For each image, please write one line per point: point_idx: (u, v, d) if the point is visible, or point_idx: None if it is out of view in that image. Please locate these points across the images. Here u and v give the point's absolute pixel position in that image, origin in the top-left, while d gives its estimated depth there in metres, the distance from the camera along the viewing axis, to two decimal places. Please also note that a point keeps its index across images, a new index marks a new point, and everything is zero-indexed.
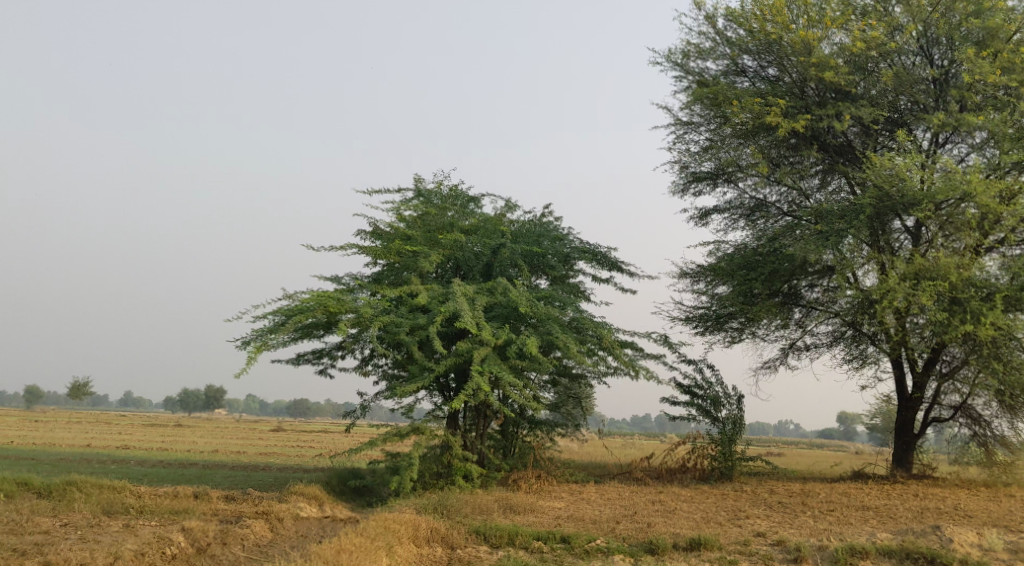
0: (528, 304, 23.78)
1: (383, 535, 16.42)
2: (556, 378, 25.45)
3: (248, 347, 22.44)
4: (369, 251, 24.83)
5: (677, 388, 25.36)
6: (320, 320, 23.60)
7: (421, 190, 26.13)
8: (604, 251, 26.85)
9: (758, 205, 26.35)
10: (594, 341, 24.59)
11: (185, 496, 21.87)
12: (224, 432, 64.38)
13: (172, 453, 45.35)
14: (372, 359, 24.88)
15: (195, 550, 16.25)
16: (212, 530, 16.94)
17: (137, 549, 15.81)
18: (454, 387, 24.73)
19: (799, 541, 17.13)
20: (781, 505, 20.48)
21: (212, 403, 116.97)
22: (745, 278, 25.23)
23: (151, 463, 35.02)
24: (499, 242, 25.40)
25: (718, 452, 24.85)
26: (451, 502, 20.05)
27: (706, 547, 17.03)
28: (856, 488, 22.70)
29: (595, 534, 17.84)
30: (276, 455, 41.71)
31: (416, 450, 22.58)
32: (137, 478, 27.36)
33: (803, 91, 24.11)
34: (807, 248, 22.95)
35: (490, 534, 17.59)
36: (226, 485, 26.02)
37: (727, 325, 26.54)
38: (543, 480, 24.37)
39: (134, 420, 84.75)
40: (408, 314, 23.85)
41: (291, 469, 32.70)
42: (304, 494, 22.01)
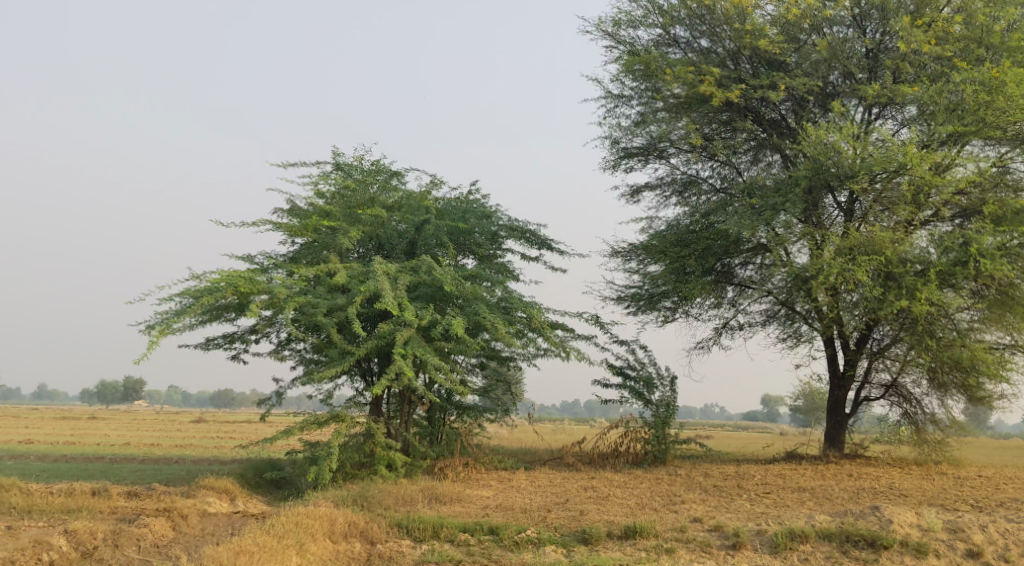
0: (453, 283, 22.64)
1: (294, 532, 15.18)
2: (484, 361, 24.40)
3: (151, 331, 20.94)
4: (284, 228, 23.44)
5: (608, 370, 24.48)
6: (231, 302, 22.15)
7: (341, 165, 24.77)
8: (533, 229, 25.85)
9: (691, 180, 25.60)
10: (524, 321, 23.60)
11: (83, 494, 20.36)
12: (139, 425, 61.80)
13: (82, 446, 43.25)
14: (289, 343, 23.53)
15: (81, 554, 14.83)
16: (102, 531, 15.51)
17: (8, 557, 14.33)
18: (377, 372, 23.50)
19: (737, 526, 16.29)
20: (716, 488, 19.72)
21: (130, 394, 113.37)
22: (678, 256, 24.47)
23: (55, 459, 33.04)
24: (424, 218, 24.21)
25: (651, 435, 24.09)
26: (371, 493, 18.84)
27: (642, 535, 16.13)
28: (792, 469, 22.10)
29: (525, 524, 16.80)
30: (189, 448, 39.81)
31: (335, 439, 21.30)
32: (37, 475, 25.64)
33: (736, 63, 23.33)
34: (741, 224, 22.24)
35: (413, 527, 16.43)
36: (133, 480, 24.47)
37: (660, 305, 25.77)
38: (470, 467, 23.30)
39: (47, 413, 81.49)
40: (326, 294, 22.52)
41: (208, 460, 31.18)
42: (214, 487, 20.64)
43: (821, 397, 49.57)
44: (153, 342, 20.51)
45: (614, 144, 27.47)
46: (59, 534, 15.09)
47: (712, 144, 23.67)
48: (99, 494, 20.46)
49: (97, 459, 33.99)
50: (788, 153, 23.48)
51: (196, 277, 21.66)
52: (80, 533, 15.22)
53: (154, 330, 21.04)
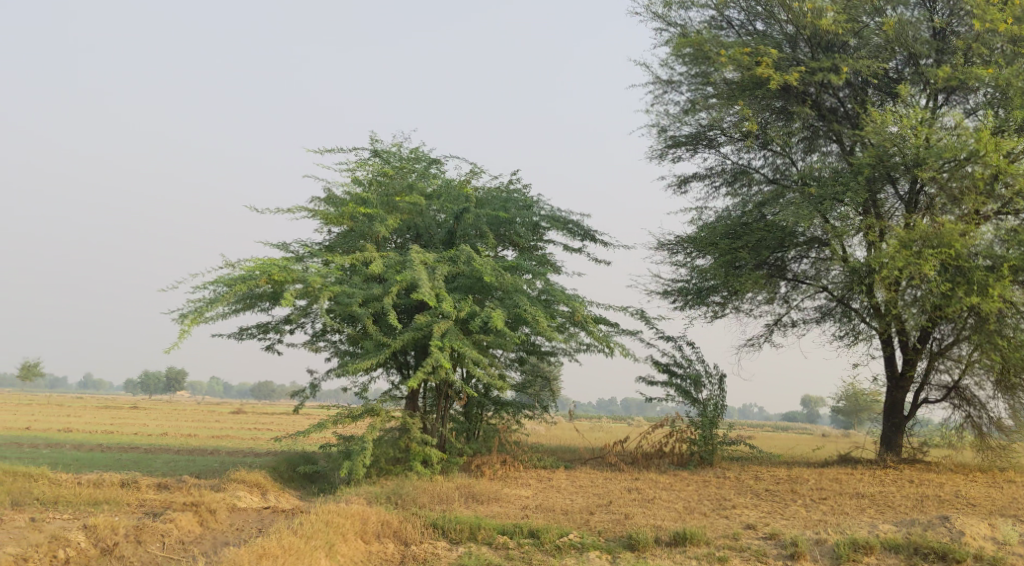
0: (493, 274, 21.71)
1: (323, 532, 14.37)
2: (524, 356, 23.50)
3: (183, 320, 20.30)
4: (320, 216, 22.71)
5: (654, 367, 23.47)
6: (265, 291, 21.42)
7: (378, 152, 24.00)
8: (577, 219, 24.88)
9: (742, 170, 24.51)
10: (565, 315, 22.64)
11: (111, 486, 19.78)
12: (178, 415, 61.64)
13: (119, 435, 43.04)
14: (324, 334, 22.82)
15: (100, 551, 14.11)
16: (124, 526, 14.80)
17: (20, 554, 13.60)
18: (413, 365, 22.69)
19: (794, 534, 15.22)
20: (769, 493, 18.66)
21: (172, 384, 114.01)
22: (730, 248, 23.40)
23: (89, 449, 32.66)
24: (463, 206, 23.34)
25: (698, 436, 23.05)
26: (405, 491, 18.01)
27: (693, 542, 15.14)
28: (848, 473, 20.97)
29: (568, 528, 15.88)
30: (226, 439, 39.38)
31: (370, 434, 20.53)
32: (69, 465, 25.19)
33: (794, 46, 22.23)
34: (798, 215, 21.11)
35: (448, 528, 15.57)
36: (163, 471, 23.92)
37: (709, 300, 24.72)
38: (509, 466, 22.32)
39: (89, 402, 81.89)
40: (362, 284, 21.74)
41: (244, 452, 30.63)
42: (245, 481, 19.94)
43: (869, 398, 47.96)
44: (184, 331, 19.86)
45: (661, 132, 26.45)
46: (78, 530, 14.37)
47: (767, 131, 22.54)
48: (127, 486, 19.85)
49: (132, 449, 33.59)
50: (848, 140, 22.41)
51: (229, 265, 20.98)
52: (101, 528, 14.51)
53: (186, 319, 20.39)
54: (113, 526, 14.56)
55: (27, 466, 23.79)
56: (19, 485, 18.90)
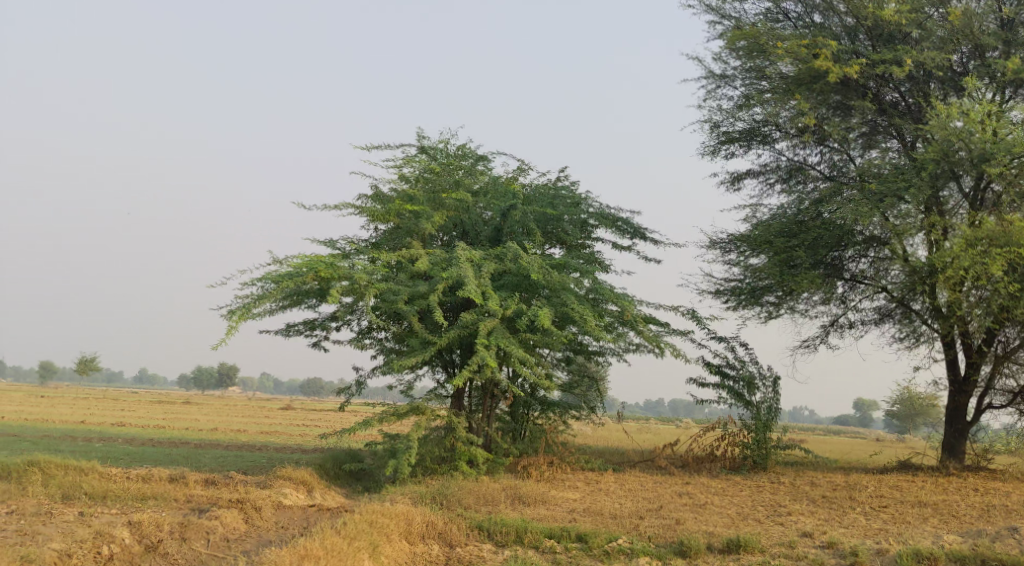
0: (540, 271, 21.34)
1: (367, 533, 14.13)
2: (571, 356, 23.13)
3: (230, 316, 20.23)
4: (367, 213, 22.52)
5: (706, 368, 22.95)
6: (312, 288, 21.29)
7: (424, 148, 23.78)
8: (626, 216, 24.44)
9: (797, 167, 24.06)
10: (614, 315, 22.22)
11: (159, 481, 19.78)
12: (229, 410, 62.19)
13: (170, 430, 43.44)
14: (370, 332, 22.66)
15: (144, 548, 13.99)
16: (169, 522, 14.69)
17: (64, 549, 13.53)
18: (459, 364, 22.44)
19: (853, 544, 14.66)
20: (826, 500, 18.08)
21: (223, 380, 115.35)
22: (785, 247, 22.81)
23: (141, 443, 32.94)
24: (510, 203, 23.01)
25: (751, 440, 22.50)
26: (451, 491, 17.74)
27: (747, 550, 14.66)
28: (908, 480, 20.31)
29: (617, 532, 15.47)
30: (275, 436, 39.54)
31: (415, 432, 20.30)
32: (119, 459, 25.34)
33: (853, 38, 21.60)
34: (858, 212, 20.45)
35: (494, 531, 15.26)
36: (210, 467, 23.93)
37: (762, 300, 24.13)
38: (556, 467, 21.93)
39: (142, 396, 83.14)
40: (409, 281, 21.51)
41: (291, 448, 30.65)
42: (291, 478, 19.81)
43: (925, 402, 46.85)
44: (232, 327, 19.80)
45: (713, 128, 25.90)
46: (122, 525, 14.27)
47: (825, 126, 21.87)
48: (175, 482, 19.83)
49: (182, 444, 33.83)
50: (909, 135, 21.70)
51: (277, 262, 20.89)
52: (145, 524, 14.39)
53: (234, 315, 20.34)
54: (158, 522, 14.44)
55: (78, 460, 23.94)
56: (68, 479, 18.96)
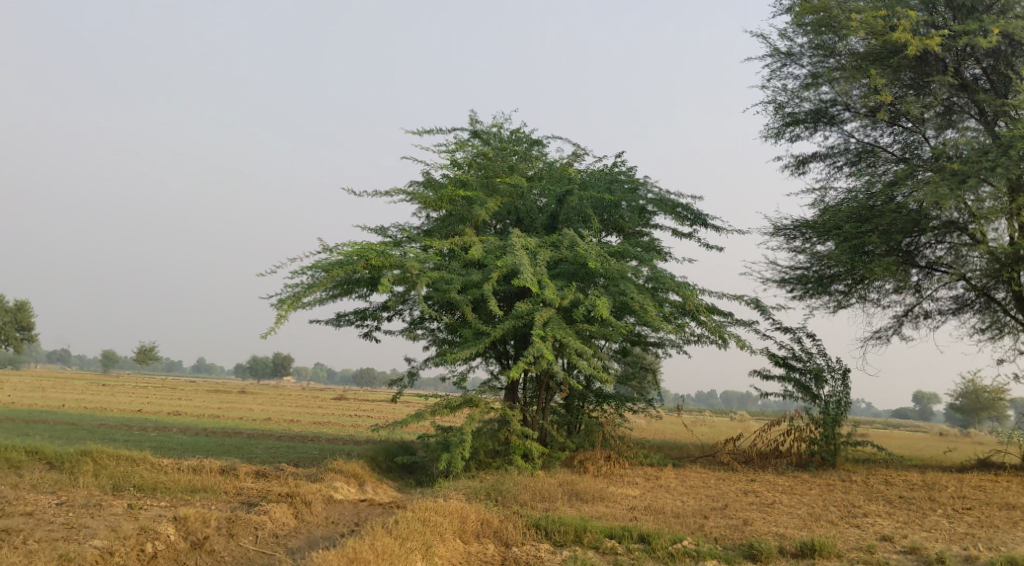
0: (598, 259, 20.48)
1: (420, 531, 13.49)
2: (628, 347, 22.35)
3: (280, 306, 19.78)
4: (418, 199, 21.88)
5: (771, 361, 21.98)
6: (363, 277, 20.75)
7: (477, 133, 23.10)
8: (687, 201, 23.49)
9: (868, 149, 23.51)
10: (674, 305, 21.34)
11: (210, 473, 19.38)
12: (281, 400, 62.32)
13: (225, 420, 43.45)
14: (422, 322, 22.11)
15: (190, 545, 13.47)
16: (217, 517, 14.17)
17: (106, 547, 13.06)
18: (513, 355, 21.79)
19: (939, 550, 14.02)
20: (904, 500, 17.47)
21: (279, 370, 116.35)
22: (857, 232, 21.96)
23: (194, 433, 32.78)
24: (566, 189, 22.22)
25: (819, 435, 21.57)
26: (507, 487, 17.10)
27: (822, 554, 13.92)
28: (990, 480, 19.26)
29: (681, 532, 14.69)
30: (327, 426, 39.32)
31: (469, 426, 19.67)
32: (170, 449, 25.06)
33: (932, 10, 20.55)
34: (939, 195, 19.52)
35: (552, 530, 14.52)
36: (261, 458, 23.56)
37: (831, 289, 23.20)
38: (613, 462, 21.12)
39: (197, 385, 83.91)
40: (461, 270, 20.85)
41: (343, 439, 30.26)
42: (342, 471, 19.32)
43: (994, 398, 45.30)
44: (282, 316, 19.33)
45: (777, 110, 25.03)
46: (167, 521, 13.77)
47: (903, 105, 20.73)
48: (226, 474, 19.43)
49: (236, 434, 33.68)
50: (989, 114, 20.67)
51: (327, 250, 20.41)
52: (191, 520, 13.87)
53: (283, 304, 19.89)
54: (205, 517, 13.94)
55: (130, 449, 23.68)
56: (119, 470, 18.63)
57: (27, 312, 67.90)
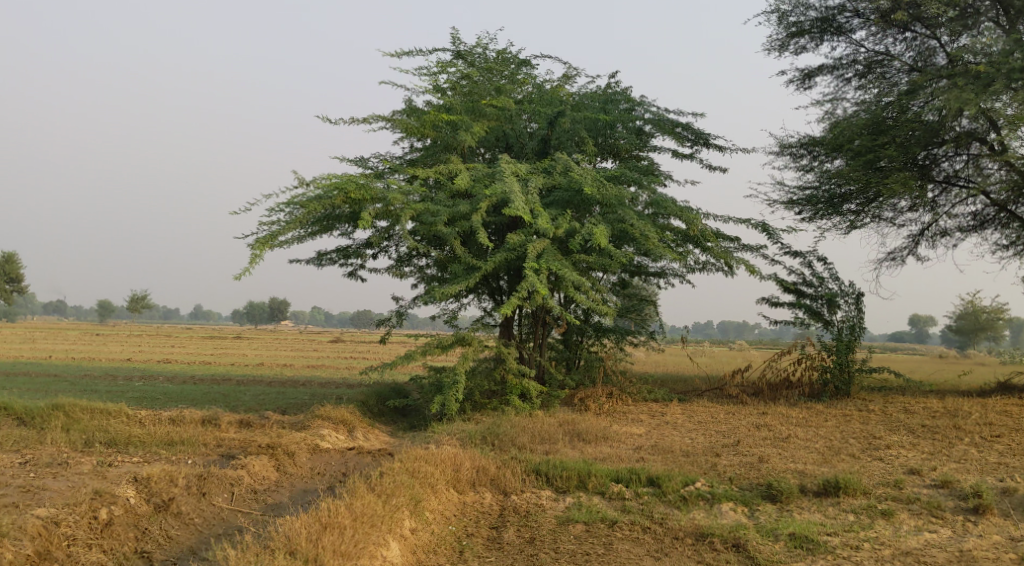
0: (594, 185, 18.98)
1: (406, 485, 12.33)
2: (626, 279, 21.20)
3: (253, 246, 18.43)
4: (400, 126, 20.40)
5: (779, 288, 20.78)
6: (343, 212, 19.40)
7: (461, 54, 21.45)
8: (687, 120, 22.00)
9: (879, 59, 23.08)
10: (677, 231, 20.03)
11: (188, 425, 18.20)
12: (276, 344, 61.08)
13: (216, 367, 42.30)
14: (409, 258, 20.85)
15: (153, 508, 12.31)
16: (187, 475, 13.00)
17: (58, 512, 11.87)
18: (508, 290, 20.60)
19: (973, 483, 12.91)
20: (928, 430, 16.37)
21: (274, 314, 115.30)
22: (873, 144, 21.59)
23: (182, 381, 31.49)
24: (558, 110, 20.71)
25: (832, 363, 20.43)
26: (504, 430, 15.97)
27: (848, 492, 12.81)
28: (1016, 405, 18.20)
29: (693, 473, 13.58)
30: (321, 370, 38.22)
31: (462, 365, 18.49)
32: (152, 399, 23.83)
33: None
34: (963, 100, 19.65)
35: (553, 476, 13.37)
36: (247, 407, 22.43)
37: (843, 209, 22.55)
38: (616, 399, 19.99)
39: (190, 333, 82.83)
40: (449, 201, 19.45)
41: (335, 384, 29.12)
42: (330, 418, 18.18)
43: (994, 316, 44.72)
44: (256, 256, 18.01)
45: (780, 20, 24.21)
46: (128, 483, 12.55)
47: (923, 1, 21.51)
48: (207, 425, 18.24)
49: (226, 381, 32.49)
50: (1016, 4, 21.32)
51: (303, 185, 19.02)
52: (155, 480, 12.68)
53: (257, 243, 18.54)
54: (174, 476, 12.78)
55: (109, 401, 22.43)
56: (90, 424, 17.38)
57: (15, 263, 66.13)
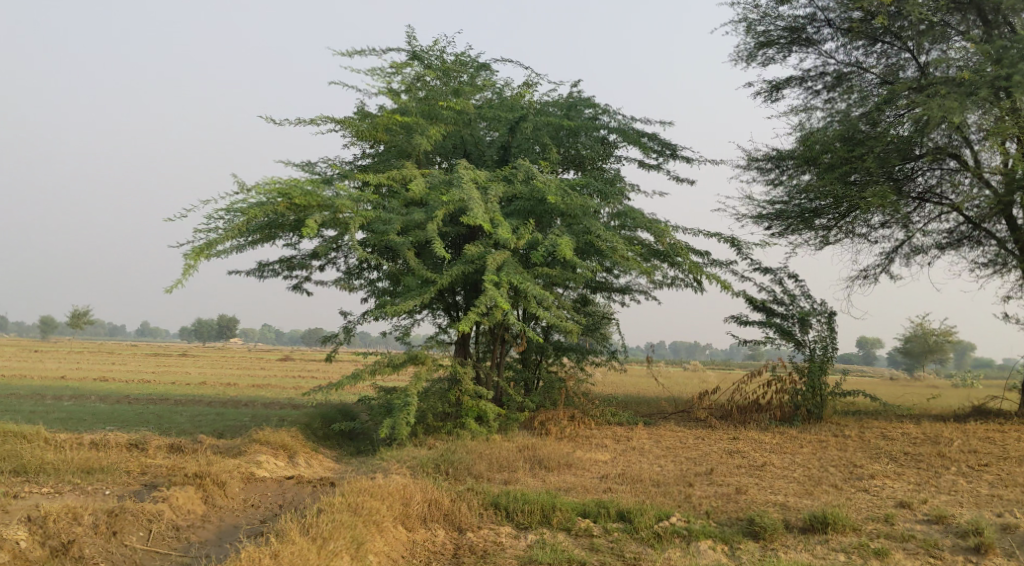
0: (558, 194, 17.83)
1: (346, 525, 10.98)
2: (588, 295, 20.05)
3: (187, 255, 16.95)
4: (350, 129, 19.09)
5: (750, 305, 19.76)
6: (287, 220, 18.00)
7: (416, 54, 20.20)
8: (654, 129, 20.96)
9: (849, 70, 22.31)
10: (644, 245, 18.94)
11: (112, 449, 16.55)
12: (221, 362, 59.00)
13: (154, 385, 40.27)
14: (358, 271, 19.50)
15: (49, 552, 11.01)
16: (94, 510, 11.65)
17: None
18: (464, 306, 19.33)
19: (969, 519, 11.89)
20: (911, 458, 15.39)
21: (222, 332, 112.57)
22: (847, 157, 20.73)
23: (114, 400, 29.61)
24: (519, 115, 19.54)
25: (804, 385, 19.42)
26: (459, 456, 14.65)
27: (836, 529, 11.70)
28: (998, 432, 17.32)
29: (667, 506, 12.38)
30: (265, 389, 36.48)
31: (415, 386, 17.15)
32: (79, 420, 22.05)
33: None
34: (947, 107, 18.96)
35: (514, 510, 12.08)
36: (180, 429, 20.78)
37: (814, 224, 21.68)
38: (578, 422, 18.78)
39: (130, 349, 80.11)
40: (402, 209, 18.16)
41: (279, 404, 27.50)
42: (270, 443, 16.69)
43: (943, 338, 44.52)
44: (189, 267, 16.52)
45: (748, 29, 23.35)
46: (21, 523, 11.23)
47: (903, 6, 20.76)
48: (133, 450, 16.65)
49: (161, 400, 30.66)
50: (992, 7, 20.66)
51: (244, 190, 17.61)
52: (54, 519, 11.32)
53: (192, 252, 17.07)
54: (78, 514, 11.42)
55: (28, 423, 20.62)
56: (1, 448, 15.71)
57: None
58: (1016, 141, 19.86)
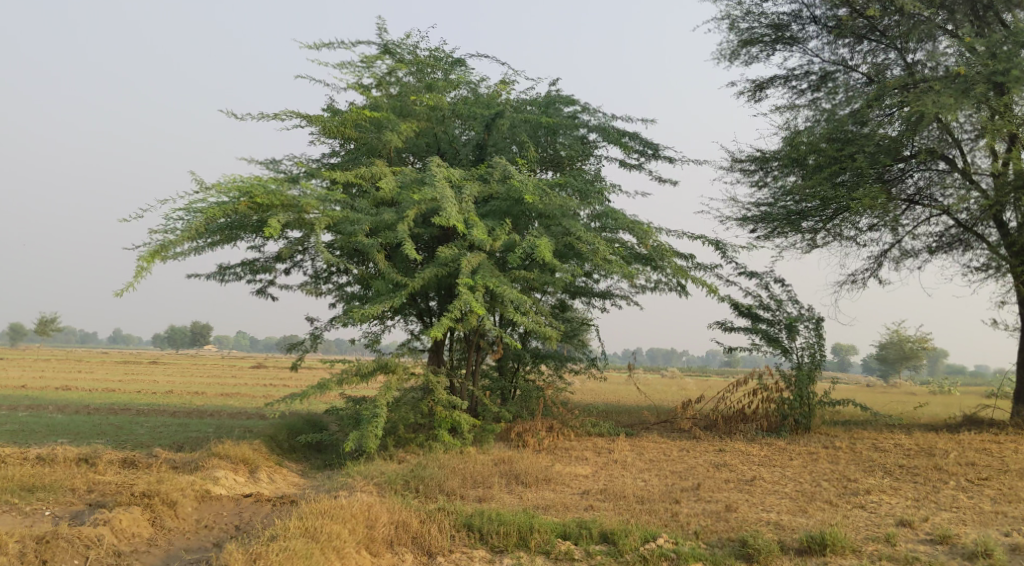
0: (536, 193, 16.96)
1: (301, 553, 10.11)
2: (566, 301, 19.16)
3: (141, 257, 15.93)
4: (318, 125, 18.15)
5: (735, 311, 18.97)
6: (250, 221, 17.01)
7: (388, 48, 19.29)
8: (635, 128, 20.15)
9: (835, 69, 21.62)
10: (626, 247, 18.11)
11: (59, 465, 15.42)
12: (191, 370, 57.54)
13: (118, 394, 39.06)
14: (326, 275, 18.54)
15: None
16: (21, 537, 11.03)
17: None
18: (437, 311, 18.41)
19: (976, 538, 11.11)
20: (906, 471, 14.62)
21: (195, 339, 110.92)
22: (835, 157, 20.00)
23: (75, 410, 28.43)
24: (495, 111, 18.68)
25: (792, 394, 18.63)
26: (430, 471, 13.72)
27: (835, 552, 10.89)
28: (995, 443, 16.58)
29: (654, 526, 11.52)
30: (233, 398, 35.39)
31: (384, 396, 16.19)
32: (31, 433, 20.92)
33: None
34: (942, 104, 18.28)
35: (488, 532, 11.17)
36: (138, 442, 19.70)
37: (800, 227, 20.93)
38: (557, 433, 17.89)
39: (97, 357, 78.56)
40: (371, 209, 17.23)
41: (245, 413, 26.39)
42: (229, 457, 15.63)
43: (919, 346, 43.90)
44: (142, 270, 15.50)
45: (731, 26, 22.63)
46: None
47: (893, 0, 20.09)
48: (82, 464, 15.62)
49: (124, 410, 29.49)
50: (985, 2, 19.97)
51: (202, 189, 16.62)
52: None
53: (146, 255, 16.05)
54: (3, 542, 10.82)
55: None
56: None
57: None
58: (1010, 140, 19.23)
